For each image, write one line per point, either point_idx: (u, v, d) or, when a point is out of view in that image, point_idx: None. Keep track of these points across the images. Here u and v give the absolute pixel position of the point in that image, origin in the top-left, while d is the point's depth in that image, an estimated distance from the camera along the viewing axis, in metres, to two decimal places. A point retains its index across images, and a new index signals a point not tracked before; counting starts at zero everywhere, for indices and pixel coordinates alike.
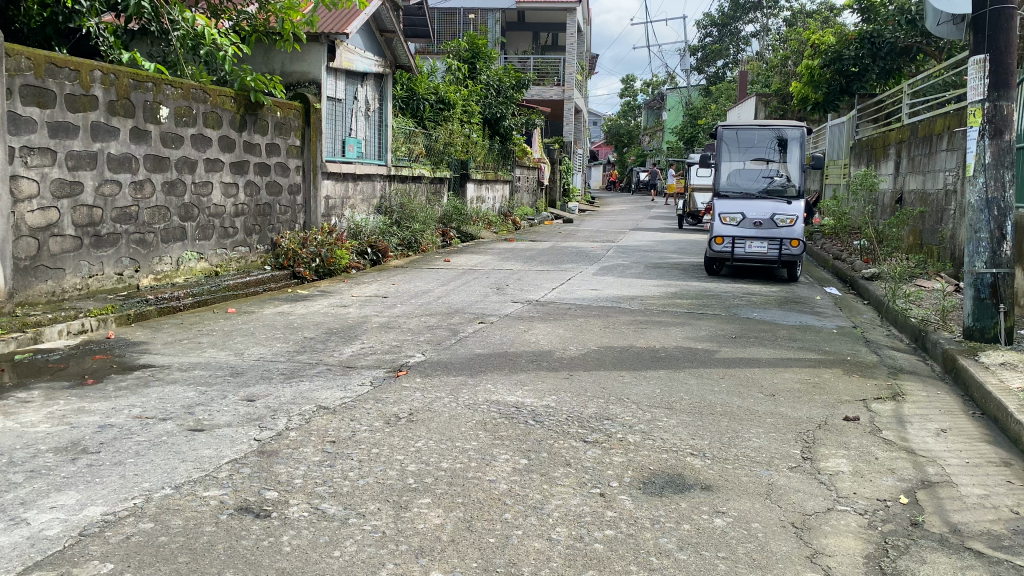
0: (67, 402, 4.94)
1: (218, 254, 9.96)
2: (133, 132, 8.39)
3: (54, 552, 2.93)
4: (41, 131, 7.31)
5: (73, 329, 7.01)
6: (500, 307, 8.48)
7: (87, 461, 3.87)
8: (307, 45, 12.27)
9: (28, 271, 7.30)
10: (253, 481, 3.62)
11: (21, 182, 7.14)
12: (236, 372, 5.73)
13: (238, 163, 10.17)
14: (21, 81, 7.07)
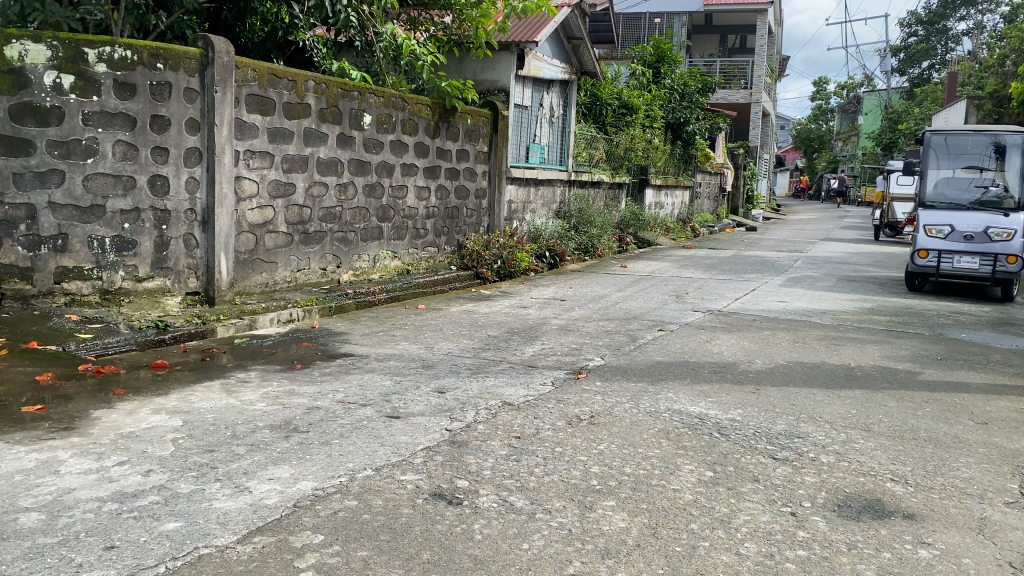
0: (280, 384, 5.41)
1: (410, 253, 10.49)
2: (340, 138, 9.00)
3: (272, 520, 3.22)
4: (261, 136, 8.02)
5: (283, 318, 7.64)
6: (681, 316, 8.36)
7: (299, 439, 4.22)
8: (498, 53, 12.67)
9: (247, 263, 8.06)
10: (446, 469, 3.81)
11: (243, 182, 7.89)
12: (426, 365, 6.03)
13: (431, 168, 10.65)
14: (247, 91, 7.82)
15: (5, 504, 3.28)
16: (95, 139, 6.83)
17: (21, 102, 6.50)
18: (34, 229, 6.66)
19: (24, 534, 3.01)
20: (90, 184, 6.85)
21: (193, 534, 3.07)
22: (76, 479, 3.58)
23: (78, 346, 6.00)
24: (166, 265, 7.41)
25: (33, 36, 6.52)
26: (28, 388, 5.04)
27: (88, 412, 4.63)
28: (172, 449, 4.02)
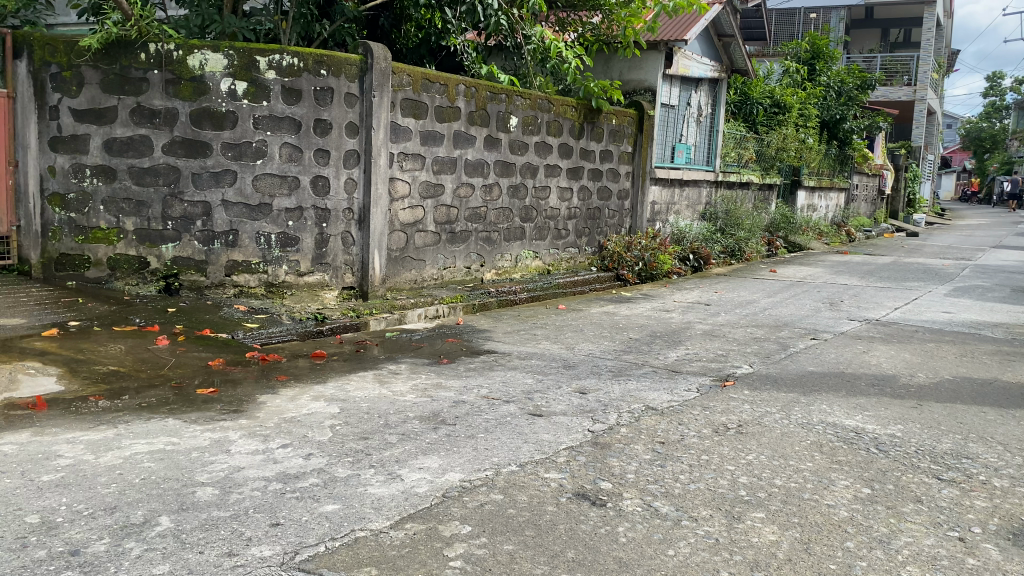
0: (428, 377, 5.60)
1: (551, 254, 10.57)
2: (487, 140, 9.17)
3: (423, 508, 3.34)
4: (414, 139, 8.28)
5: (429, 314, 7.88)
6: (834, 324, 7.99)
7: (446, 431, 4.35)
8: (646, 52, 12.55)
9: (398, 260, 8.37)
10: (589, 470, 3.82)
11: (396, 183, 8.19)
12: (569, 365, 6.06)
13: (574, 169, 10.66)
14: (402, 95, 8.09)
15: (184, 478, 3.56)
16: (264, 142, 7.36)
17: (200, 107, 7.23)
18: (209, 225, 7.39)
19: (201, 506, 3.27)
20: (258, 184, 7.41)
21: (349, 517, 3.23)
22: (245, 458, 3.84)
23: (245, 334, 6.44)
24: (325, 261, 7.81)
25: (212, 46, 7.18)
26: (201, 371, 5.46)
27: (254, 397, 4.96)
28: (329, 435, 4.24)
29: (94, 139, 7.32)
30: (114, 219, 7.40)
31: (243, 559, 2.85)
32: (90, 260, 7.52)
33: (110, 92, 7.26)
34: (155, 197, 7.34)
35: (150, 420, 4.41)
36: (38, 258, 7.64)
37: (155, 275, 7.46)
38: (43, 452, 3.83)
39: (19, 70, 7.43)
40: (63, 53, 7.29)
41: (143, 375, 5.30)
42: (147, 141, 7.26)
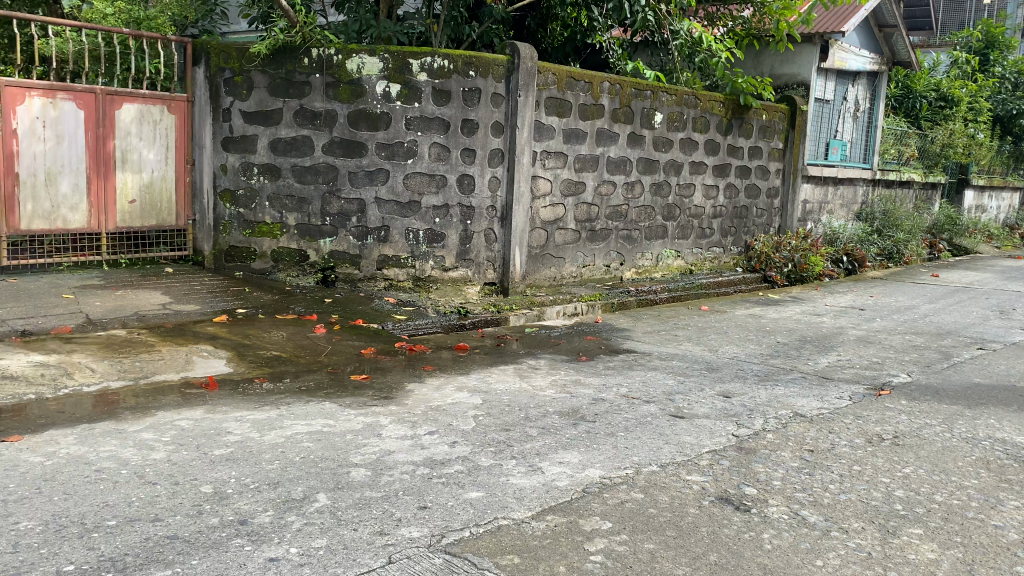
0: (568, 373, 5.65)
1: (694, 253, 10.36)
2: (631, 137, 9.08)
3: (564, 501, 3.39)
4: (558, 137, 8.32)
5: (568, 311, 7.92)
6: (1005, 334, 7.41)
7: (586, 428, 4.38)
8: (800, 46, 12.07)
9: (538, 258, 8.46)
10: (733, 475, 3.74)
11: (539, 181, 8.26)
12: (712, 367, 5.94)
13: (721, 166, 10.40)
14: (547, 94, 8.14)
15: (340, 458, 3.77)
16: (415, 142, 7.64)
17: (357, 109, 7.60)
18: (362, 221, 7.76)
19: (355, 486, 3.45)
20: (409, 182, 7.70)
21: (493, 505, 3.32)
22: (394, 442, 4.02)
23: (394, 325, 6.72)
24: (468, 257, 8.00)
25: (369, 50, 7.52)
26: (353, 359, 5.75)
27: (402, 385, 5.17)
28: (473, 425, 4.36)
29: (262, 139, 7.82)
30: (278, 215, 7.89)
31: (394, 538, 2.99)
32: (255, 253, 8.03)
33: (277, 95, 7.73)
34: (315, 194, 7.78)
35: (309, 402, 4.69)
36: (211, 250, 8.25)
37: (313, 267, 7.92)
38: (215, 428, 4.15)
39: (198, 76, 8.10)
40: (235, 59, 7.81)
41: (302, 360, 5.65)
42: (309, 142, 7.70)
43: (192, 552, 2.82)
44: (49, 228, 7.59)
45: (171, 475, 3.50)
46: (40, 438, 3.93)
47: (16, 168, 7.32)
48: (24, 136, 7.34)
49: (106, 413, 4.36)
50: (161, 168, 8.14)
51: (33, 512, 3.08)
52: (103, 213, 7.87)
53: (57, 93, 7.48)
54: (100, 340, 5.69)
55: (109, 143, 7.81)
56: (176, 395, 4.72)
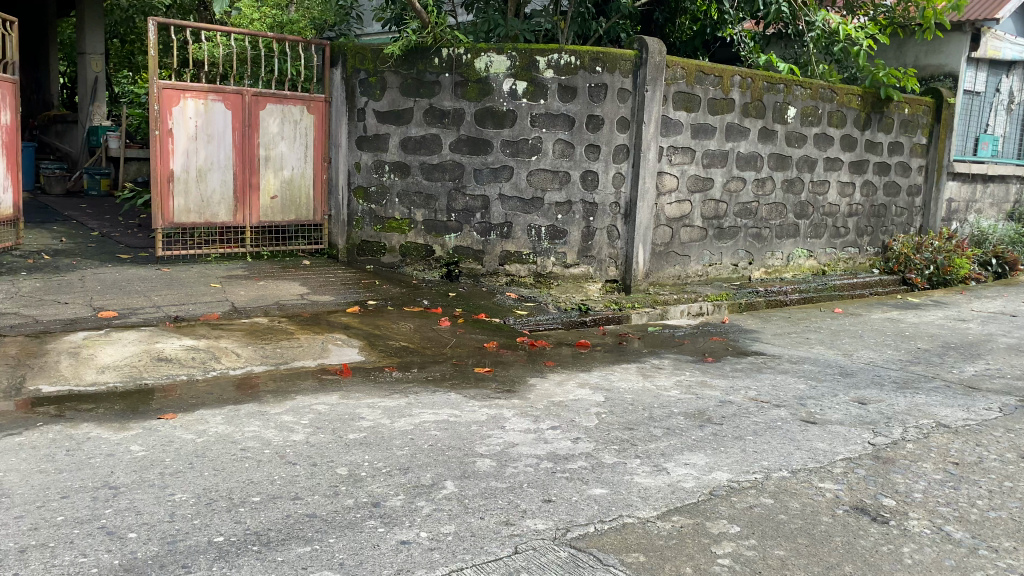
0: (693, 374, 5.55)
1: (827, 253, 9.96)
2: (762, 132, 8.79)
3: (690, 503, 3.34)
4: (685, 132, 8.14)
5: (693, 311, 7.77)
6: None
7: (712, 430, 4.30)
8: (948, 34, 11.38)
9: (662, 255, 8.34)
10: (870, 484, 3.58)
11: (665, 178, 8.12)
12: (846, 373, 5.69)
13: (858, 162, 9.93)
14: (675, 89, 7.98)
15: (466, 448, 3.85)
16: (539, 139, 7.70)
17: (483, 107, 7.74)
18: (487, 217, 7.89)
19: (481, 475, 3.52)
20: (533, 179, 7.77)
21: (617, 503, 3.31)
22: (518, 435, 4.07)
23: (517, 320, 6.80)
24: (591, 254, 7.98)
25: (497, 48, 7.63)
26: (477, 352, 5.85)
27: (526, 379, 5.23)
28: (596, 422, 4.36)
29: (393, 138, 8.07)
30: (407, 211, 8.13)
31: (520, 529, 3.04)
32: (385, 247, 8.31)
33: (408, 95, 7.95)
34: (442, 190, 7.97)
35: (436, 393, 4.81)
36: (344, 244, 8.59)
37: (439, 262, 8.13)
38: (349, 414, 4.33)
39: (335, 77, 8.41)
40: (369, 60, 8.08)
41: (429, 351, 5.80)
42: (437, 139, 7.90)
43: (329, 530, 2.96)
44: (199, 221, 8.11)
45: (309, 456, 3.68)
46: (192, 416, 4.22)
47: (171, 165, 7.85)
48: (179, 134, 7.84)
49: (249, 395, 4.62)
50: (300, 165, 8.54)
51: (186, 485, 3.31)
52: (247, 207, 8.33)
53: (209, 94, 7.94)
54: (243, 327, 6.03)
55: (253, 141, 8.25)
56: (312, 381, 4.96)
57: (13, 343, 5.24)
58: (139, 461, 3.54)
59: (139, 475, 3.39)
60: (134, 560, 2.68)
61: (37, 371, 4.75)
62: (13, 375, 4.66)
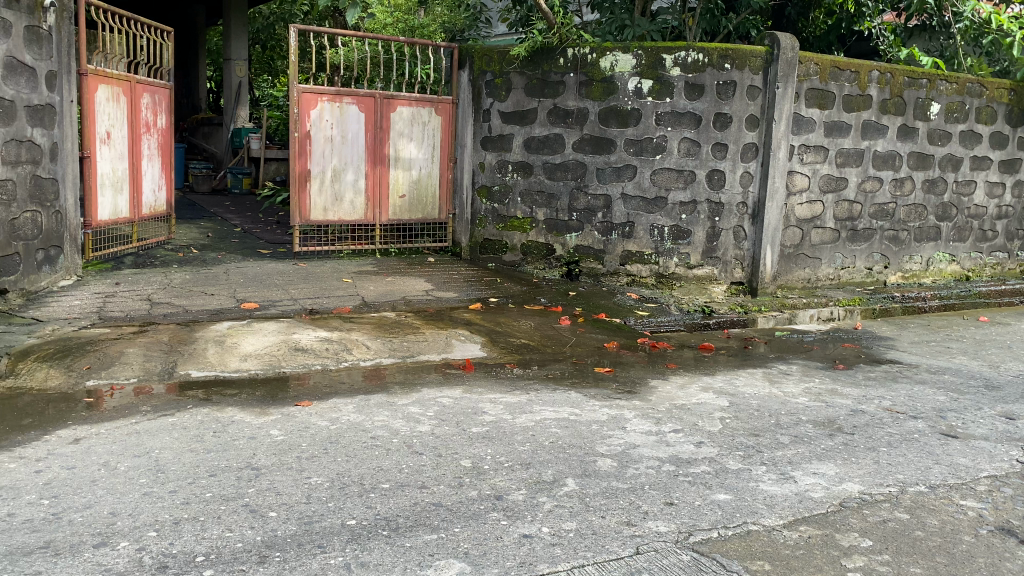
0: (822, 381, 5.35)
1: (972, 258, 9.36)
2: (902, 129, 8.35)
3: (818, 513, 3.24)
4: (818, 131, 7.82)
5: (823, 315, 7.53)
6: None
7: (843, 440, 4.14)
8: None
9: (791, 258, 8.03)
10: (1016, 505, 3.36)
11: (795, 177, 7.81)
12: (992, 386, 5.34)
13: (1009, 161, 9.28)
14: (808, 85, 7.66)
15: (587, 447, 3.87)
16: (664, 137, 7.61)
17: (608, 106, 7.72)
18: (609, 216, 7.89)
19: (602, 475, 3.53)
20: (657, 178, 7.69)
21: (742, 509, 3.25)
22: (639, 437, 4.06)
23: (637, 321, 6.76)
24: (715, 255, 7.79)
25: (623, 47, 7.60)
26: (598, 352, 5.86)
27: (647, 380, 5.20)
28: (720, 427, 4.28)
29: (517, 138, 8.20)
30: (529, 210, 8.26)
31: (642, 531, 3.03)
32: (507, 245, 8.48)
33: (533, 95, 8.04)
34: (564, 190, 8.03)
35: (557, 391, 4.86)
36: (468, 242, 8.84)
37: (560, 260, 8.19)
38: (472, 408, 4.43)
39: (462, 79, 8.64)
40: (497, 62, 8.24)
41: (549, 349, 5.85)
42: (561, 139, 7.95)
43: (454, 520, 3.05)
44: (333, 219, 8.45)
45: (435, 447, 3.80)
46: (326, 404, 4.43)
47: (309, 165, 8.19)
48: (316, 136, 8.18)
49: (378, 386, 4.81)
50: (427, 165, 8.80)
51: (321, 469, 3.48)
52: (377, 206, 8.64)
53: (344, 97, 8.26)
54: (372, 320, 6.27)
55: (384, 142, 8.53)
56: (437, 374, 5.11)
57: (166, 330, 5.65)
58: (278, 445, 3.75)
59: (279, 457, 3.60)
60: (274, 537, 2.85)
61: (188, 357, 5.11)
62: (166, 359, 5.03)
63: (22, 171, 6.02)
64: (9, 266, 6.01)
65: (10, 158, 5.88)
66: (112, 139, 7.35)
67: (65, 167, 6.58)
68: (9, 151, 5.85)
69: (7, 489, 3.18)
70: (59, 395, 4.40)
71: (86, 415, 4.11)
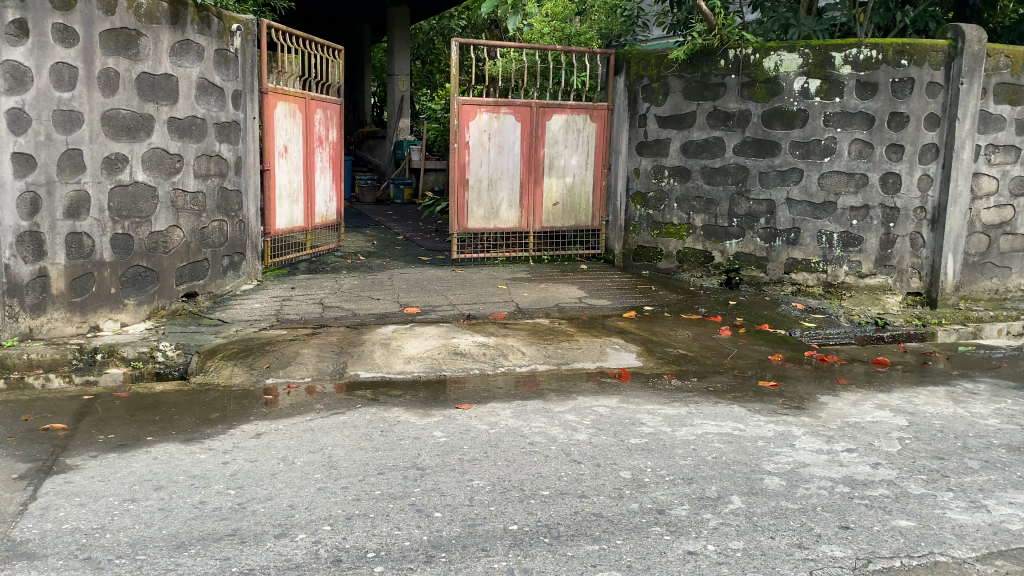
0: (1016, 402, 4.89)
1: None
2: None
3: (1017, 547, 2.95)
4: (1009, 128, 7.17)
5: (1013, 330, 6.88)
6: None
7: None
8: None
9: (976, 266, 7.37)
10: None
11: (981, 179, 7.17)
12: None
13: None
14: (997, 80, 7.05)
15: (752, 464, 3.72)
16: (833, 139, 7.23)
17: (772, 108, 7.43)
18: (772, 223, 7.60)
19: (770, 494, 3.38)
20: (825, 182, 7.31)
21: (927, 538, 3.01)
22: (809, 455, 3.85)
23: (802, 332, 6.45)
24: (890, 263, 7.31)
25: (789, 46, 7.30)
26: (761, 364, 5.63)
27: (816, 395, 4.93)
28: (899, 447, 4.00)
29: (674, 142, 8.05)
30: (686, 216, 8.09)
31: (815, 554, 2.87)
32: (662, 252, 8.36)
33: (691, 98, 7.88)
34: (724, 195, 7.81)
35: (718, 404, 4.70)
36: (621, 249, 8.79)
37: (718, 268, 7.98)
38: (630, 418, 4.37)
39: (619, 85, 8.59)
40: (653, 66, 8.12)
41: (709, 361, 5.68)
42: (721, 143, 7.74)
43: (616, 532, 3.00)
44: (489, 226, 8.61)
45: (594, 456, 3.76)
46: (485, 408, 4.50)
47: (467, 175, 8.38)
48: (473, 146, 8.35)
49: (534, 392, 4.84)
50: (581, 173, 8.81)
51: (483, 472, 3.54)
52: (532, 214, 8.73)
53: (501, 107, 8.39)
54: (527, 327, 6.32)
55: (539, 150, 8.60)
56: (594, 383, 5.07)
57: (336, 332, 5.94)
58: (441, 446, 3.85)
59: (442, 459, 3.68)
60: (439, 538, 2.91)
61: (356, 358, 5.34)
62: (337, 360, 5.29)
63: (212, 183, 6.52)
64: (198, 271, 6.52)
65: (201, 172, 6.37)
66: (288, 153, 7.83)
67: (248, 180, 7.06)
68: (200, 165, 6.34)
69: (199, 478, 3.43)
70: (241, 391, 4.72)
71: (266, 411, 4.39)
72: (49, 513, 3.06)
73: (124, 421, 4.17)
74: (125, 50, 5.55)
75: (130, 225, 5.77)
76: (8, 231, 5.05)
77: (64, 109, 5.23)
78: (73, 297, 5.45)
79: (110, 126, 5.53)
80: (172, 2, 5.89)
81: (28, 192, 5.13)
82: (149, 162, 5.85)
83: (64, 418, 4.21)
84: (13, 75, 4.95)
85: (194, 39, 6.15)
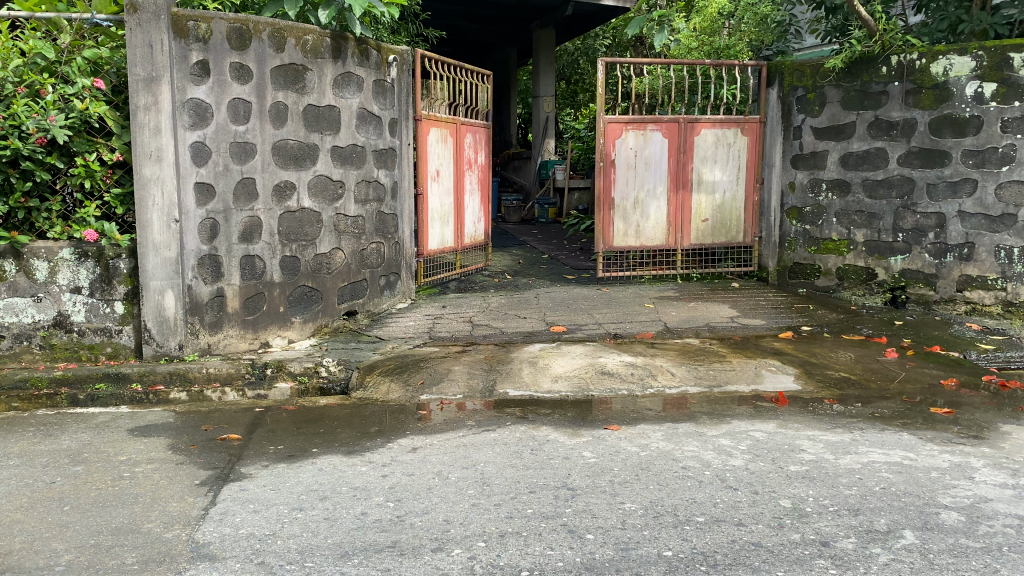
0: None
1: None
2: None
3: None
4: None
5: None
6: None
7: None
8: None
9: None
10: None
11: None
12: None
13: None
14: None
15: (926, 497, 3.47)
16: (1013, 146, 6.60)
17: (941, 115, 6.96)
18: (942, 237, 7.08)
19: (947, 530, 3.13)
20: (1003, 192, 6.69)
21: None
22: (992, 489, 3.55)
23: (980, 355, 5.97)
24: None
25: (960, 49, 6.80)
26: (934, 389, 5.26)
27: (996, 424, 4.55)
28: None
29: (833, 154, 7.76)
30: (846, 231, 7.76)
31: None
32: (820, 270, 8.06)
33: (851, 109, 7.56)
34: (887, 209, 7.41)
35: (885, 431, 4.42)
36: (775, 266, 8.54)
37: (882, 286, 7.56)
38: (789, 444, 4.19)
39: (772, 97, 8.39)
40: (809, 76, 7.88)
41: (873, 385, 5.37)
42: (884, 153, 7.35)
43: (777, 563, 2.88)
44: (635, 245, 8.51)
45: (751, 483, 3.63)
46: (635, 429, 4.44)
47: (614, 194, 8.32)
48: (620, 164, 8.28)
49: (685, 414, 4.73)
50: (731, 188, 8.61)
51: (635, 495, 3.49)
52: (679, 231, 8.57)
53: (648, 124, 8.29)
54: (677, 347, 6.20)
55: (688, 166, 8.44)
56: (748, 407, 4.89)
57: (486, 350, 6.06)
58: (591, 467, 3.84)
59: (593, 480, 3.66)
60: (593, 560, 2.90)
61: (505, 375, 5.43)
62: (487, 377, 5.40)
63: (370, 208, 6.83)
64: (358, 291, 6.85)
65: (361, 197, 6.70)
66: (440, 176, 8.10)
67: (404, 204, 7.35)
68: (360, 191, 6.66)
69: (360, 490, 3.58)
70: (397, 407, 4.90)
71: (421, 427, 4.52)
72: (227, 518, 3.29)
73: (291, 433, 4.42)
74: (293, 84, 5.93)
75: (297, 248, 6.14)
76: (191, 254, 5.50)
77: (240, 142, 5.65)
78: (246, 315, 5.86)
79: (281, 156, 5.92)
80: (335, 37, 6.24)
81: (208, 219, 5.56)
82: (315, 189, 6.20)
83: (238, 429, 4.52)
84: (196, 112, 5.41)
85: (355, 71, 6.49)
